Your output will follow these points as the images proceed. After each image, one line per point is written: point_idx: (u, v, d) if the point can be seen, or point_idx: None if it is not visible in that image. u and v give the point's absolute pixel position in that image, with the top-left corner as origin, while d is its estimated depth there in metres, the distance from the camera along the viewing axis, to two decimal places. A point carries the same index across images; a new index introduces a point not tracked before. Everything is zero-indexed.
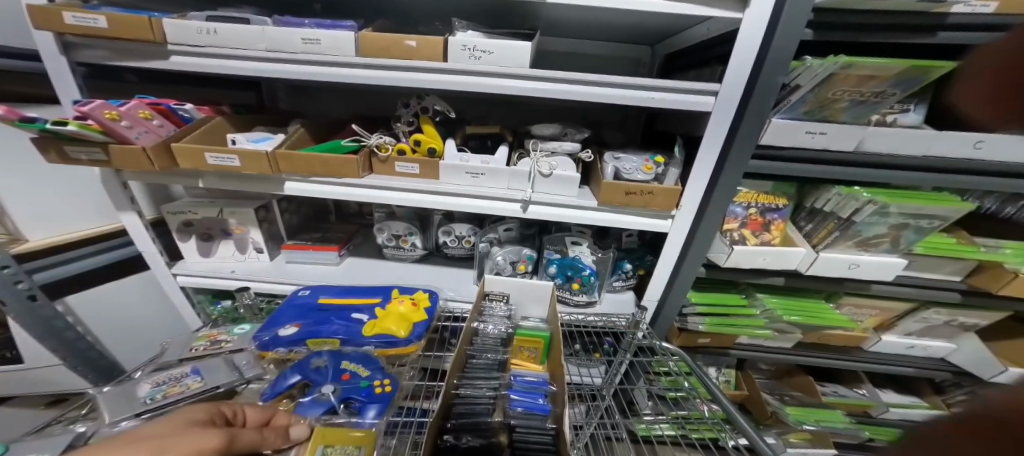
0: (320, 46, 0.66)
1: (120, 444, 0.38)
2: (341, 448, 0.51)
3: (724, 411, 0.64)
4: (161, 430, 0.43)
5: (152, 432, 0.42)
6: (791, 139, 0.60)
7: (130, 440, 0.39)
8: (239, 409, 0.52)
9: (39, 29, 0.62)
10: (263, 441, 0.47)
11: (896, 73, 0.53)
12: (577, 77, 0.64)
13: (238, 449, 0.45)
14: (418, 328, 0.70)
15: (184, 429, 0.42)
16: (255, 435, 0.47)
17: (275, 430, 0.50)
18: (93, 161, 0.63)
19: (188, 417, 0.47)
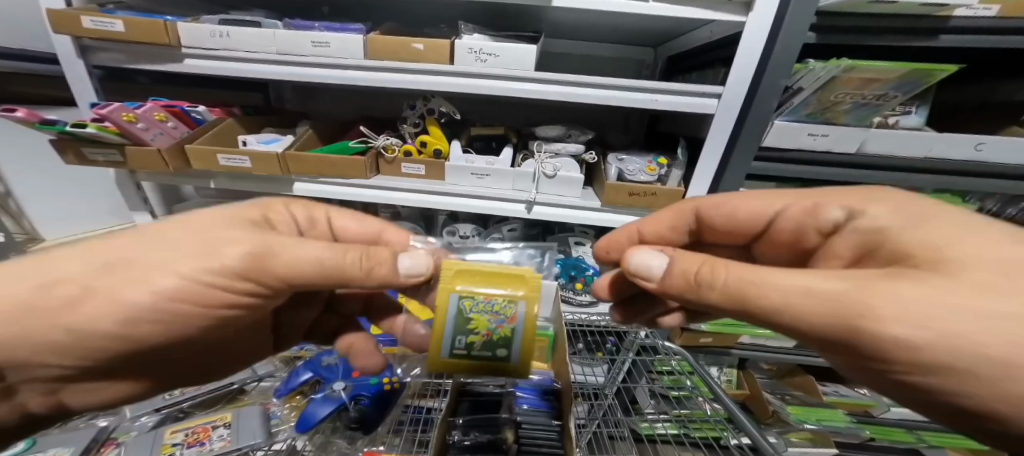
0: (330, 49, 0.68)
1: (115, 258, 0.33)
2: (488, 303, 0.42)
3: (726, 410, 0.65)
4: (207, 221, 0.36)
5: (183, 234, 0.35)
6: (794, 141, 0.62)
7: (141, 251, 0.33)
8: (314, 216, 0.48)
9: (58, 33, 0.64)
10: (340, 270, 0.36)
11: (898, 75, 0.53)
12: (582, 80, 0.65)
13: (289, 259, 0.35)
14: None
15: (227, 235, 0.35)
16: (318, 260, 0.35)
17: (350, 247, 0.37)
18: (110, 162, 0.65)
19: (239, 211, 0.40)
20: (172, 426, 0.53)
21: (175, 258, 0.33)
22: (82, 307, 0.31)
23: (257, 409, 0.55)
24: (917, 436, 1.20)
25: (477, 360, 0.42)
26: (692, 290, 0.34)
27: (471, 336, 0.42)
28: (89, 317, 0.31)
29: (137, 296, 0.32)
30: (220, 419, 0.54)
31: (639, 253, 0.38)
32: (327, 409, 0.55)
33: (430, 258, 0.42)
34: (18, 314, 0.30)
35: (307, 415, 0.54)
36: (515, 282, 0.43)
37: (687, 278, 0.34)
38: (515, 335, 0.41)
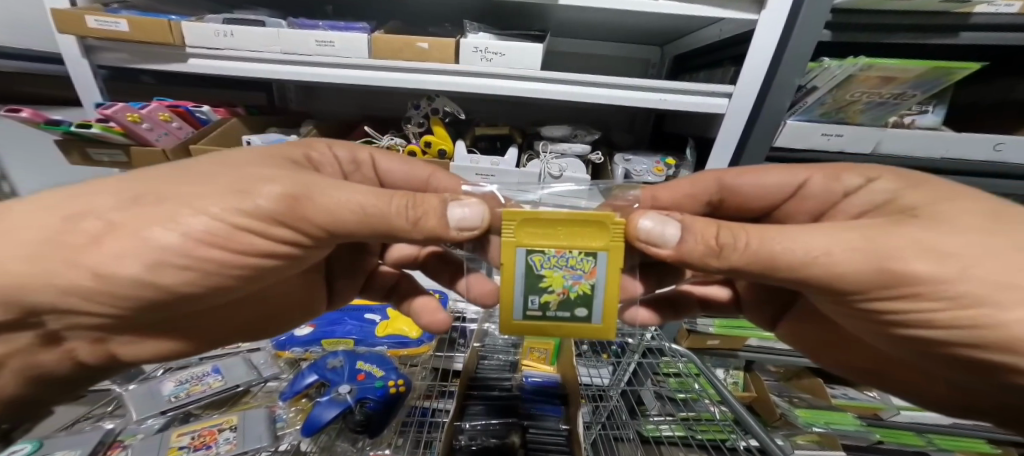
0: (334, 49, 0.67)
1: (141, 191, 0.32)
2: (564, 257, 0.37)
3: (734, 412, 0.64)
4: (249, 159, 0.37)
5: (210, 171, 0.34)
6: (806, 140, 0.60)
7: (174, 185, 0.33)
8: (359, 158, 0.49)
9: (63, 33, 0.64)
10: (383, 219, 0.33)
11: (916, 74, 0.51)
12: (589, 79, 0.64)
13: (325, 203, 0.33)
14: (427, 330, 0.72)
15: (258, 174, 0.34)
16: (358, 207, 0.33)
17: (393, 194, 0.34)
18: (115, 163, 0.65)
19: (282, 151, 0.42)
20: (178, 429, 0.52)
21: (197, 198, 0.32)
22: (104, 245, 0.30)
23: (262, 412, 0.55)
24: (926, 439, 1.18)
25: (553, 319, 0.38)
26: (715, 256, 0.33)
27: (544, 295, 0.38)
28: (115, 256, 0.30)
29: (161, 234, 0.31)
30: (226, 422, 0.54)
31: (652, 221, 0.35)
32: (334, 412, 0.53)
33: (485, 208, 0.37)
34: (46, 247, 0.30)
35: (312, 418, 0.53)
36: (592, 232, 0.36)
37: (709, 244, 0.33)
38: (595, 292, 0.38)
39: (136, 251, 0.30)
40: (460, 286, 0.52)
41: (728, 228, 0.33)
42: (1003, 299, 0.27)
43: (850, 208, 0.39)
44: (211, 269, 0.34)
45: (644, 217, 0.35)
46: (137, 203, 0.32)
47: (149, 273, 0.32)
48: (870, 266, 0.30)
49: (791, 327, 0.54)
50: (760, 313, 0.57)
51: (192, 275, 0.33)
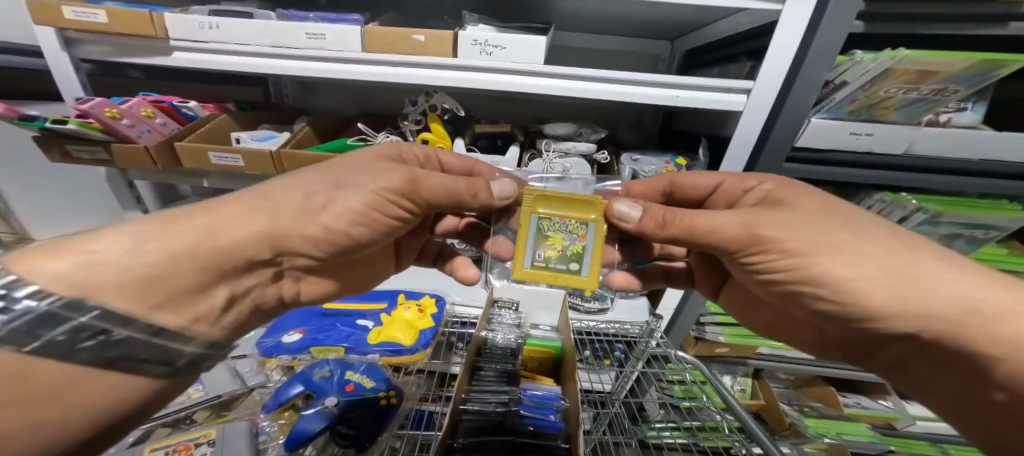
0: (325, 41, 0.64)
1: (339, 177, 0.40)
2: (562, 222, 0.46)
3: (738, 420, 0.59)
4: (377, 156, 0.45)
5: (367, 163, 0.43)
6: (832, 140, 0.56)
7: (352, 171, 0.41)
8: (429, 154, 0.51)
9: (41, 25, 0.62)
10: (458, 193, 0.44)
11: (962, 66, 0.47)
12: (596, 74, 0.60)
13: (432, 189, 0.42)
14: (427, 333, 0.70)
15: (390, 167, 0.42)
16: (451, 188, 0.43)
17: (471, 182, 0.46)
18: (97, 160, 0.62)
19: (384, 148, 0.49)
20: (153, 443, 0.51)
21: (360, 179, 0.40)
22: (331, 210, 0.39)
23: (243, 426, 0.53)
24: (942, 449, 1.14)
25: (552, 271, 0.46)
26: (660, 227, 0.41)
27: (547, 251, 0.46)
28: (338, 217, 0.39)
29: (360, 201, 0.40)
30: (203, 436, 0.51)
31: (623, 203, 0.44)
32: (321, 425, 0.50)
33: (515, 185, 0.50)
34: (294, 210, 0.38)
35: (295, 432, 0.49)
36: (583, 206, 0.46)
37: (656, 219, 0.41)
38: (586, 251, 0.46)
39: (349, 213, 0.39)
40: (484, 250, 0.61)
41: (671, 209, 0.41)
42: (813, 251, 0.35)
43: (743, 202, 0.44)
44: (383, 227, 0.42)
45: (617, 201, 0.44)
46: (338, 189, 0.40)
47: (350, 228, 0.40)
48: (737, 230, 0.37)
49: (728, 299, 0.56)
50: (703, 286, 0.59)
51: (373, 232, 0.42)
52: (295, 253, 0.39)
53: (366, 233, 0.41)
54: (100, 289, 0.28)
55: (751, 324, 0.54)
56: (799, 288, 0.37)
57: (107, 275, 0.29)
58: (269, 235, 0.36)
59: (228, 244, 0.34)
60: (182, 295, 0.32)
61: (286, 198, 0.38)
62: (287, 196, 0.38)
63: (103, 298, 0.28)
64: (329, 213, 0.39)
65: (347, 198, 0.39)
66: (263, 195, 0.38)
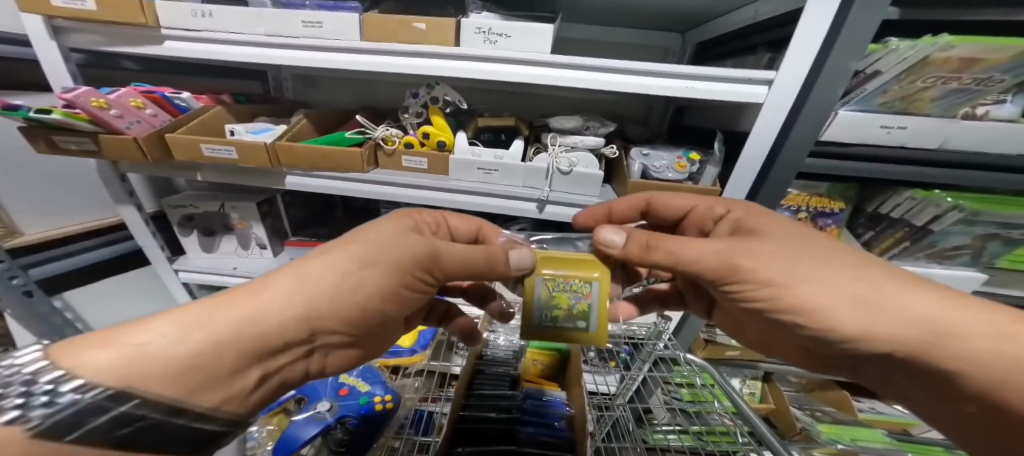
0: (322, 30, 0.61)
1: (371, 252, 0.38)
2: (566, 283, 0.43)
3: (751, 426, 0.54)
4: (401, 225, 0.42)
5: (395, 233, 0.41)
6: (861, 134, 0.52)
7: (379, 245, 0.39)
8: (438, 219, 0.49)
9: (28, 12, 0.60)
10: (481, 268, 0.42)
11: (1010, 53, 0.44)
12: (605, 63, 0.57)
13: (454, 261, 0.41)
14: (420, 340, 0.71)
15: (415, 241, 0.40)
16: (477, 260, 0.42)
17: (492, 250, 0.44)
18: (84, 151, 0.61)
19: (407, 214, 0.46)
20: None
21: (389, 255, 0.38)
22: (361, 291, 0.37)
23: None
24: None
25: (561, 331, 0.43)
26: (644, 253, 0.41)
27: (552, 310, 0.43)
28: (370, 295, 0.37)
29: (391, 277, 0.38)
30: None
31: (607, 230, 0.43)
32: (313, 430, 0.48)
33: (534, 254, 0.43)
34: (327, 290, 0.35)
35: (287, 439, 0.47)
36: (584, 265, 0.44)
37: (641, 245, 0.41)
38: (592, 309, 0.43)
39: (380, 288, 0.38)
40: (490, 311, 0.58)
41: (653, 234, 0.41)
42: (782, 277, 0.36)
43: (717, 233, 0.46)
44: (412, 296, 0.41)
45: (603, 229, 0.43)
46: (368, 266, 0.37)
47: (381, 301, 0.38)
48: (714, 258, 0.39)
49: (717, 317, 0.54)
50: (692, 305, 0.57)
51: (404, 305, 0.41)
52: (329, 333, 0.37)
53: (399, 309, 0.41)
54: (144, 383, 0.28)
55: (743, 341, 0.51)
56: (779, 315, 0.38)
57: (150, 366, 0.28)
58: (302, 319, 0.34)
59: (263, 330, 0.32)
60: (217, 382, 0.31)
61: (318, 279, 0.35)
62: (318, 276, 0.35)
63: (139, 388, 0.28)
64: (360, 294, 0.37)
65: (378, 279, 0.38)
66: (296, 287, 0.35)
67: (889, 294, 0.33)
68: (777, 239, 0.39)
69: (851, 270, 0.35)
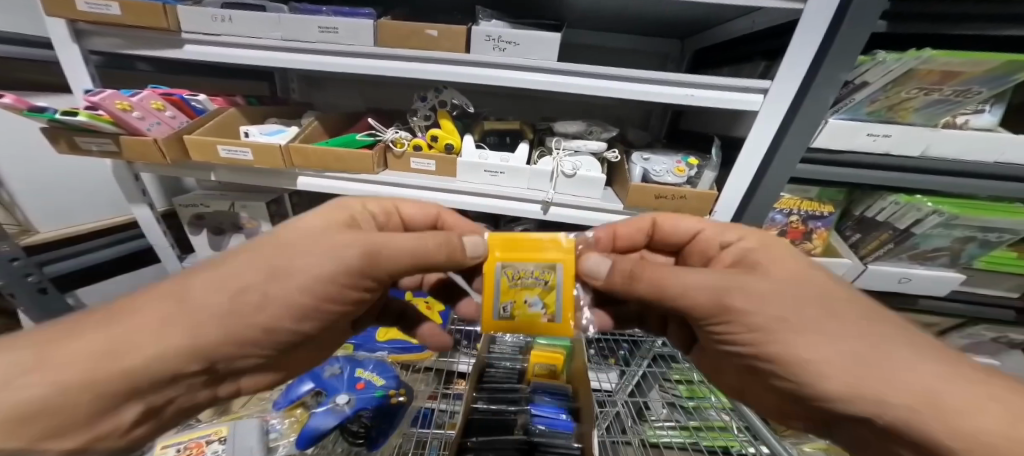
0: (338, 36, 0.64)
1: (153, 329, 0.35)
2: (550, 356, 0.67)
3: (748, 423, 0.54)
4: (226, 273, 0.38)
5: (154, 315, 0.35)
6: (849, 141, 0.55)
7: (200, 305, 0.36)
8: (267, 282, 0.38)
9: (52, 16, 0.62)
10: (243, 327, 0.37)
11: (985, 68, 0.49)
12: (611, 71, 0.59)
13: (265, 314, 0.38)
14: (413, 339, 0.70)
15: (249, 289, 0.37)
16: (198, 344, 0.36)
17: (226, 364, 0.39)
18: (104, 152, 0.62)
19: (275, 252, 0.40)
20: (163, 441, 0.51)
21: (211, 319, 0.36)
22: (187, 339, 0.35)
23: (253, 423, 0.53)
24: None
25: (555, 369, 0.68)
26: (625, 284, 0.42)
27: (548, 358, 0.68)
28: (199, 339, 0.35)
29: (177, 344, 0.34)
30: (214, 433, 0.52)
31: (591, 259, 0.45)
32: (332, 423, 0.50)
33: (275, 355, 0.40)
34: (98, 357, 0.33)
35: (306, 429, 0.50)
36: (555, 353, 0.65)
37: (624, 274, 0.43)
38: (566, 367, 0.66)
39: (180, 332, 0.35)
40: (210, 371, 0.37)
41: (636, 263, 0.42)
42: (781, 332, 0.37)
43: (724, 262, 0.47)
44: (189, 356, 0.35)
45: (586, 257, 0.45)
46: (195, 329, 0.35)
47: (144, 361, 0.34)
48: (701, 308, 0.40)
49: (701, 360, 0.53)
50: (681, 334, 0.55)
51: (254, 342, 0.38)
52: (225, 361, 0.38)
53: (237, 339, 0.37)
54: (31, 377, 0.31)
55: (723, 387, 0.51)
56: (761, 364, 0.39)
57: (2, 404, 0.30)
58: (190, 352, 0.35)
59: (134, 366, 0.33)
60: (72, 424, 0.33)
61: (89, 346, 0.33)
62: (213, 307, 0.36)
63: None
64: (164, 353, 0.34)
65: (189, 338, 0.35)
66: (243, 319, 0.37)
67: (748, 304, 0.38)
68: (792, 293, 0.38)
69: (784, 321, 0.37)
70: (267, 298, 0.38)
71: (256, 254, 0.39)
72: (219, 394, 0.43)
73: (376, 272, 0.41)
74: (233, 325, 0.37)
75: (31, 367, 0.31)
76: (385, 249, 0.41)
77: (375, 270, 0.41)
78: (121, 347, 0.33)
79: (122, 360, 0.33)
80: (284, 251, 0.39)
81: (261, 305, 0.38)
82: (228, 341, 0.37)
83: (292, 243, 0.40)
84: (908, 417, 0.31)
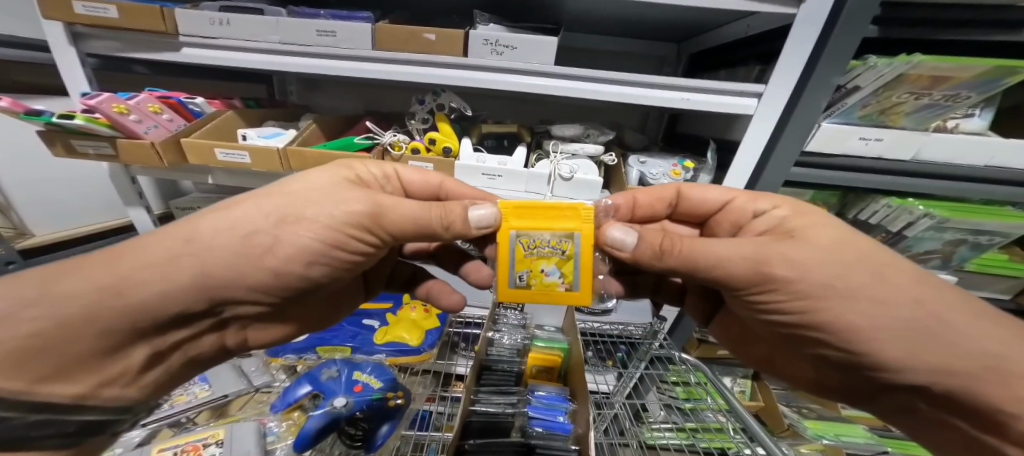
0: (336, 39, 0.64)
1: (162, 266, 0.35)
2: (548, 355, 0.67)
3: (744, 425, 0.54)
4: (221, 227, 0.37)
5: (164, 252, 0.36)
6: (842, 145, 0.56)
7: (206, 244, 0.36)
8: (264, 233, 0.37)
9: (49, 19, 0.62)
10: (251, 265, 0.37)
11: (974, 73, 0.50)
12: (608, 75, 0.60)
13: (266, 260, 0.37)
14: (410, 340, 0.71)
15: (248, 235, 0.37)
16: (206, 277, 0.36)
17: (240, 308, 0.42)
18: (101, 155, 0.62)
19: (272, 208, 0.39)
20: (159, 444, 0.51)
21: (214, 255, 0.36)
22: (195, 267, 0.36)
23: (251, 427, 0.53)
24: None
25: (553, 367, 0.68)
26: (658, 257, 0.40)
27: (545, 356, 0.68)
28: (210, 273, 0.36)
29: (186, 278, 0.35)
30: (211, 437, 0.52)
31: (617, 229, 0.42)
32: (328, 426, 0.50)
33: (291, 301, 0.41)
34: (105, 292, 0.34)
35: (303, 432, 0.50)
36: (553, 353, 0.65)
37: (653, 247, 0.40)
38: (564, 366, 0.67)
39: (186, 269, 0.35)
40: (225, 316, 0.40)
41: (669, 235, 0.40)
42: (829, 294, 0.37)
43: (754, 227, 0.45)
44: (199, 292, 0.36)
45: (611, 226, 0.42)
46: (201, 267, 0.36)
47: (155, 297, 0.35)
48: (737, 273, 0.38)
49: (722, 328, 0.56)
50: (700, 305, 0.58)
51: (262, 282, 0.38)
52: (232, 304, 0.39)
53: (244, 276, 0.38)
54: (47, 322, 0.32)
55: (746, 357, 0.54)
56: (806, 332, 0.40)
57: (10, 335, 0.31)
58: (195, 287, 0.36)
59: (137, 305, 0.34)
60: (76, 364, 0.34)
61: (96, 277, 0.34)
62: (219, 248, 0.36)
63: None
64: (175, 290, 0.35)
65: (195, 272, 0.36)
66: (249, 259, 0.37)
67: (791, 272, 0.37)
68: (823, 249, 0.38)
69: (832, 286, 0.36)
70: (277, 242, 0.37)
71: (265, 199, 0.38)
72: (227, 343, 0.45)
73: (383, 228, 0.40)
74: (245, 268, 0.37)
75: (40, 298, 0.32)
76: (389, 213, 0.40)
77: (378, 229, 0.40)
78: (124, 285, 0.34)
79: (131, 297, 0.34)
80: (293, 200, 0.39)
81: (270, 249, 0.37)
82: (239, 284, 0.38)
83: (300, 195, 0.39)
84: (917, 361, 0.36)
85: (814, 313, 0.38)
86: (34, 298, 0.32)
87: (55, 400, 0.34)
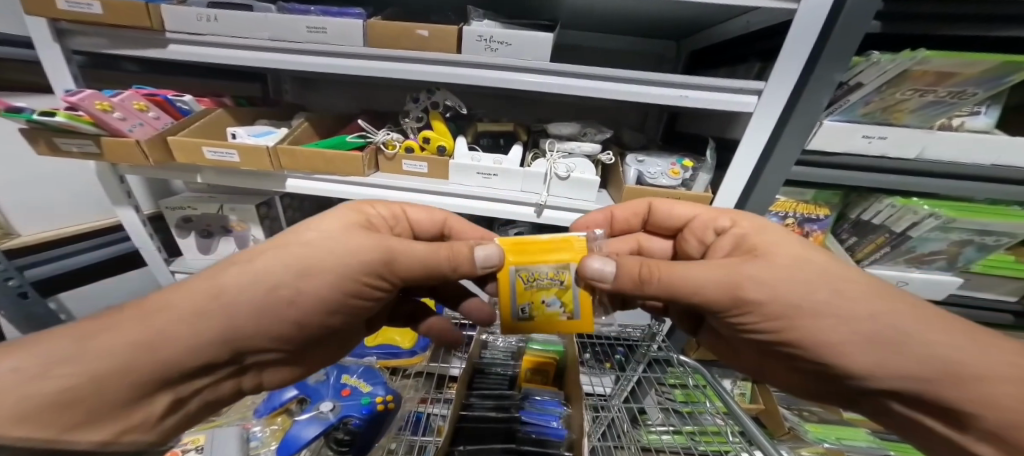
0: (326, 35, 0.62)
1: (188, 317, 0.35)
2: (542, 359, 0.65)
3: (744, 428, 0.52)
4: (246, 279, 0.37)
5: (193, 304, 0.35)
6: (845, 143, 0.54)
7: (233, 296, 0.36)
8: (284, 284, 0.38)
9: (32, 15, 0.60)
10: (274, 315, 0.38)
11: (980, 69, 0.48)
12: (603, 72, 0.58)
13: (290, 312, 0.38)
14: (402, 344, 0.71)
15: (269, 290, 0.37)
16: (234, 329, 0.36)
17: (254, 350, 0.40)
18: (85, 153, 0.61)
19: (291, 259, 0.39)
20: None
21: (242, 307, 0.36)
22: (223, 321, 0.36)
23: (235, 431, 0.52)
24: None
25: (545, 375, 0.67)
26: (638, 285, 0.40)
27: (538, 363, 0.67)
28: (242, 322, 0.36)
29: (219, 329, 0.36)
30: (191, 442, 0.51)
31: (595, 260, 0.41)
32: (315, 430, 0.50)
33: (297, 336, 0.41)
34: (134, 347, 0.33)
35: (290, 438, 0.49)
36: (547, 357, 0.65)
37: (633, 278, 0.40)
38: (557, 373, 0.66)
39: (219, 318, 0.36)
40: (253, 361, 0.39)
41: (645, 262, 0.40)
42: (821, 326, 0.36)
43: (720, 246, 0.45)
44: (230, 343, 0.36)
45: (590, 257, 0.41)
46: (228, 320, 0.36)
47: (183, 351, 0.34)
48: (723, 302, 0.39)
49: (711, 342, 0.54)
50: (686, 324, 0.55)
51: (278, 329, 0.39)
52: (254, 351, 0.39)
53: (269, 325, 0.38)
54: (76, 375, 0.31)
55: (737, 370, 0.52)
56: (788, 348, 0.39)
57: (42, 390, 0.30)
58: (225, 339, 0.36)
59: (170, 358, 0.34)
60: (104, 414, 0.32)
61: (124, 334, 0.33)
62: (248, 299, 0.36)
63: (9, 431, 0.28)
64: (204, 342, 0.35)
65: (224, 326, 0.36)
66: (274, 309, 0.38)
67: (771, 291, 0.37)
68: (801, 270, 0.38)
69: (799, 307, 0.36)
70: (300, 294, 0.38)
71: (283, 250, 0.39)
72: (244, 387, 0.43)
73: (396, 273, 0.42)
74: (271, 317, 0.38)
75: (70, 355, 0.32)
76: (399, 258, 0.41)
77: (390, 275, 0.42)
78: (156, 340, 0.34)
79: (161, 353, 0.34)
80: (311, 251, 0.39)
81: (294, 300, 0.38)
82: (266, 334, 0.38)
83: (316, 244, 0.39)
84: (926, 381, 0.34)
85: (794, 330, 0.37)
86: (67, 354, 0.31)
87: (81, 449, 0.31)
